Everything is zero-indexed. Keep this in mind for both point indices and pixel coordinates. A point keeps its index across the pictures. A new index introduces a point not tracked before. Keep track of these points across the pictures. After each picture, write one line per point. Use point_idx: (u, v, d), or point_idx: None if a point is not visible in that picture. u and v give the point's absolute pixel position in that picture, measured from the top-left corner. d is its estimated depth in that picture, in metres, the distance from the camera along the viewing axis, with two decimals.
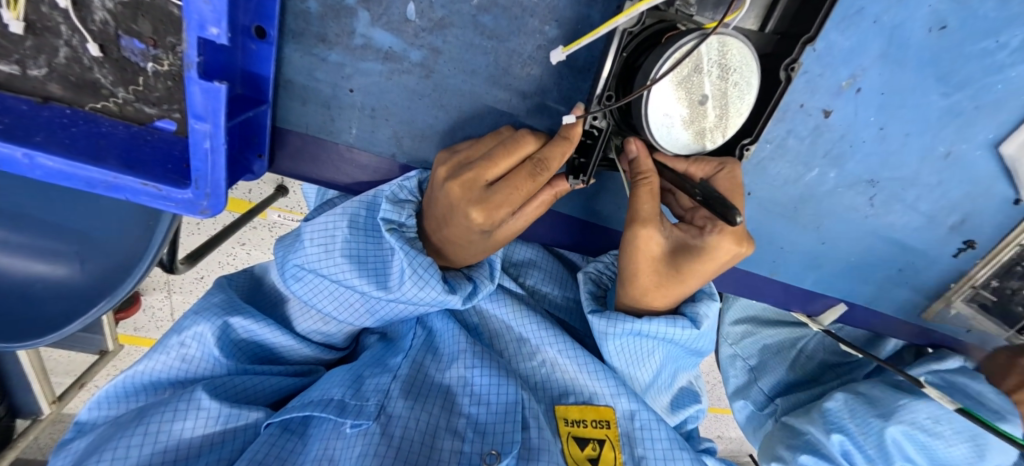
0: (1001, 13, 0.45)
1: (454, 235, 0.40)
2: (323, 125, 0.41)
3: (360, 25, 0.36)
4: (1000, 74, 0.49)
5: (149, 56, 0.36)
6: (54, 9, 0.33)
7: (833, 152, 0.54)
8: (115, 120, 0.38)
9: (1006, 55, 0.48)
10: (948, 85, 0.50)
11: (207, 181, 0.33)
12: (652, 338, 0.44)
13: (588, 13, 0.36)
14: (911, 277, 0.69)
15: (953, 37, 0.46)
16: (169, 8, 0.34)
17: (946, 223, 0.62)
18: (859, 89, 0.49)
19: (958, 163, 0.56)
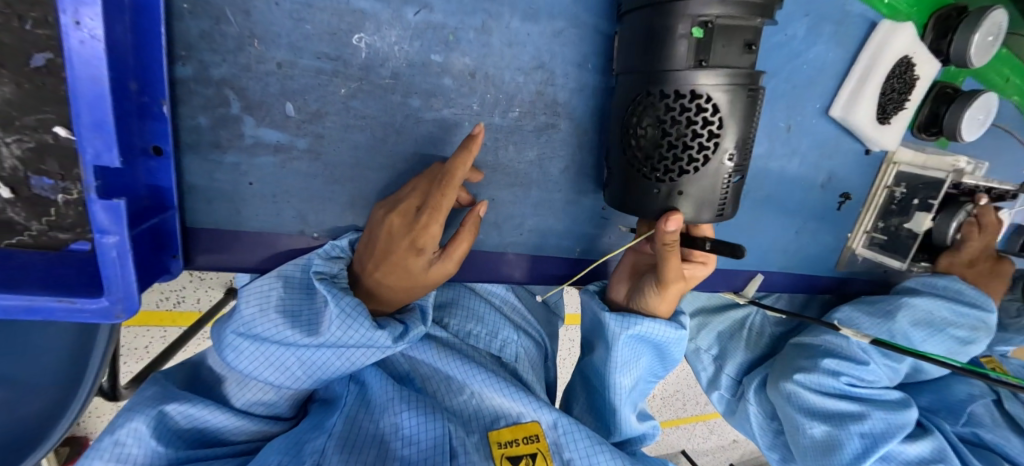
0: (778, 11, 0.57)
1: (388, 273, 0.43)
2: (230, 217, 0.46)
3: (248, 127, 0.42)
4: (801, 55, 0.61)
5: (59, 188, 0.40)
6: None
7: None
8: (30, 250, 0.41)
9: (799, 42, 0.60)
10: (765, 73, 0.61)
11: (118, 286, 0.36)
12: (650, 340, 0.54)
13: (440, 81, 0.46)
14: (806, 237, 0.78)
15: None
16: (73, 146, 0.39)
17: (819, 180, 0.73)
18: None
19: (802, 130, 0.67)
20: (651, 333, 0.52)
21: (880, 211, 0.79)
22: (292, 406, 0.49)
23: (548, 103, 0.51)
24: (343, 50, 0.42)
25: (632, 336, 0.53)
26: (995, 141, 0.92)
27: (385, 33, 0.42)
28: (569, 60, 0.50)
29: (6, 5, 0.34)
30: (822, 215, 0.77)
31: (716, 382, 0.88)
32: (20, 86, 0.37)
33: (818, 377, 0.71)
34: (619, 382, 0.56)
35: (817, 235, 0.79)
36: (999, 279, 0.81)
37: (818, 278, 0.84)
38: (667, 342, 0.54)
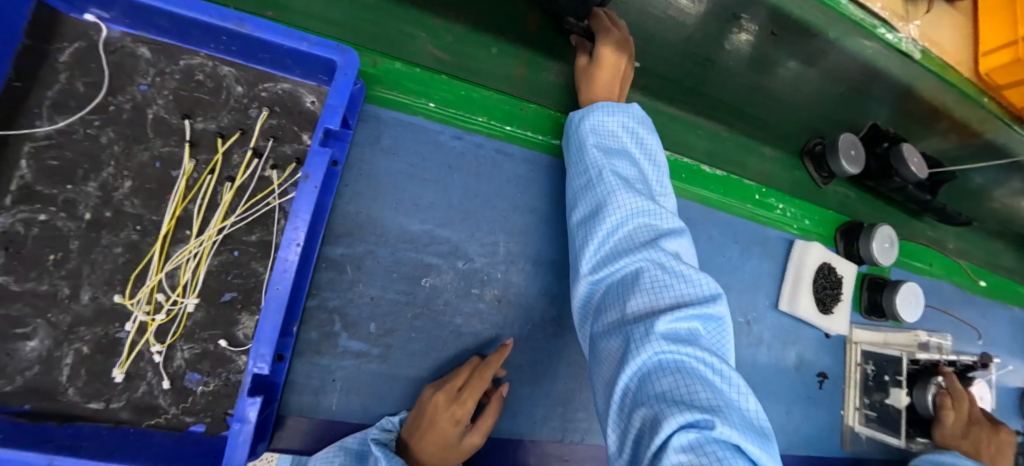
0: (714, 246, 0.81)
1: (428, 445, 0.54)
2: (310, 406, 0.59)
3: (342, 339, 0.60)
4: (741, 272, 0.82)
5: (202, 381, 0.55)
6: (149, 363, 0.55)
7: None
8: (161, 431, 0.53)
9: (736, 263, 0.82)
10: (717, 286, 0.80)
11: (232, 460, 0.49)
12: (614, 145, 0.63)
13: (477, 305, 0.66)
14: (798, 419, 0.85)
15: (698, 264, 0.79)
16: (224, 352, 0.56)
17: (790, 365, 0.86)
18: None
19: (760, 326, 0.83)
20: (608, 130, 0.63)
21: (861, 388, 0.90)
22: None
23: (554, 316, 0.69)
24: (415, 287, 0.63)
25: (594, 131, 0.64)
26: (945, 332, 1.06)
27: (443, 276, 0.64)
28: (566, 287, 0.71)
29: (221, 267, 0.56)
30: (803, 400, 0.86)
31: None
32: (208, 313, 0.56)
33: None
34: (612, 216, 0.56)
35: (807, 416, 0.87)
36: (1003, 444, 0.84)
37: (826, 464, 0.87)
38: (625, 127, 0.63)
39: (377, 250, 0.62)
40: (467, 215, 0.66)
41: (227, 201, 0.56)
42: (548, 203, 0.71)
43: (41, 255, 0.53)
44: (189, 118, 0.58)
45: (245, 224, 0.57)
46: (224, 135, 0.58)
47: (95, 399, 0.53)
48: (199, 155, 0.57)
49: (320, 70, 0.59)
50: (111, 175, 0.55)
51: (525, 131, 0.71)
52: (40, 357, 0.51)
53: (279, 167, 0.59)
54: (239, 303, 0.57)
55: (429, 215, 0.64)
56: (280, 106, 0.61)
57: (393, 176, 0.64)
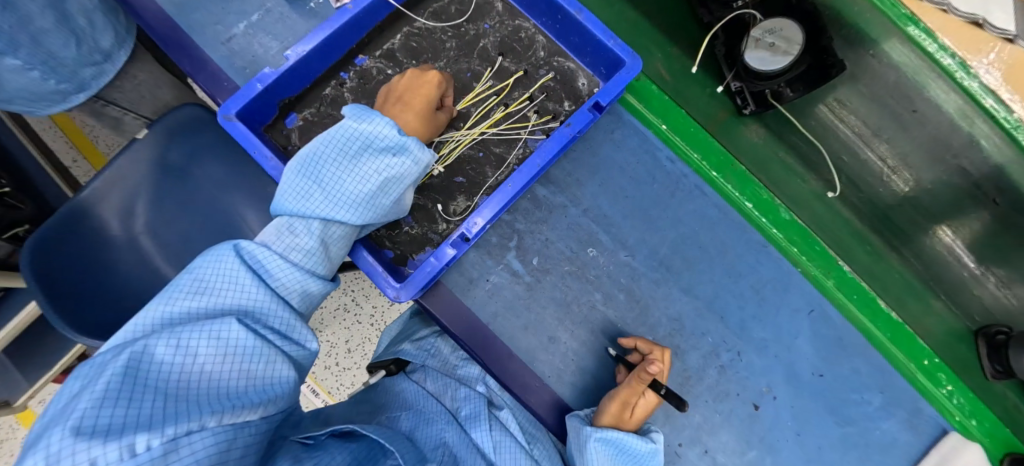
0: (855, 380, 0.76)
1: (390, 115, 0.61)
2: (461, 289, 0.71)
3: (509, 255, 0.72)
4: (874, 424, 0.76)
5: (410, 224, 0.71)
6: None
7: (764, 439, 0.73)
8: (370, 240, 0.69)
9: (872, 411, 0.76)
10: (839, 419, 0.75)
11: (413, 282, 0.62)
12: (625, 449, 0.61)
13: (617, 292, 0.73)
14: None
15: (829, 385, 0.75)
16: (434, 214, 0.71)
17: None
18: (774, 396, 0.74)
19: None
20: (627, 440, 0.60)
21: None
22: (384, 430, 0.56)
23: (673, 343, 0.73)
24: (581, 250, 0.73)
25: (608, 446, 0.59)
26: None
27: (605, 255, 0.73)
28: (697, 326, 0.74)
29: (466, 158, 0.73)
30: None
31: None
32: (441, 182, 0.72)
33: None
34: (614, 432, 0.60)
35: None
36: None
37: None
38: (634, 444, 0.61)
39: (570, 208, 0.74)
40: (647, 219, 0.75)
41: (496, 117, 0.74)
42: (717, 250, 0.76)
43: (373, 94, 0.75)
44: (502, 56, 0.77)
45: (498, 140, 0.74)
46: (517, 77, 0.76)
47: None
48: (495, 81, 0.76)
49: (604, 64, 0.75)
50: (440, 68, 0.76)
51: (727, 184, 0.77)
52: None
53: (538, 114, 0.75)
54: (462, 188, 0.72)
55: (620, 204, 0.75)
56: (561, 75, 0.77)
57: (608, 161, 0.76)
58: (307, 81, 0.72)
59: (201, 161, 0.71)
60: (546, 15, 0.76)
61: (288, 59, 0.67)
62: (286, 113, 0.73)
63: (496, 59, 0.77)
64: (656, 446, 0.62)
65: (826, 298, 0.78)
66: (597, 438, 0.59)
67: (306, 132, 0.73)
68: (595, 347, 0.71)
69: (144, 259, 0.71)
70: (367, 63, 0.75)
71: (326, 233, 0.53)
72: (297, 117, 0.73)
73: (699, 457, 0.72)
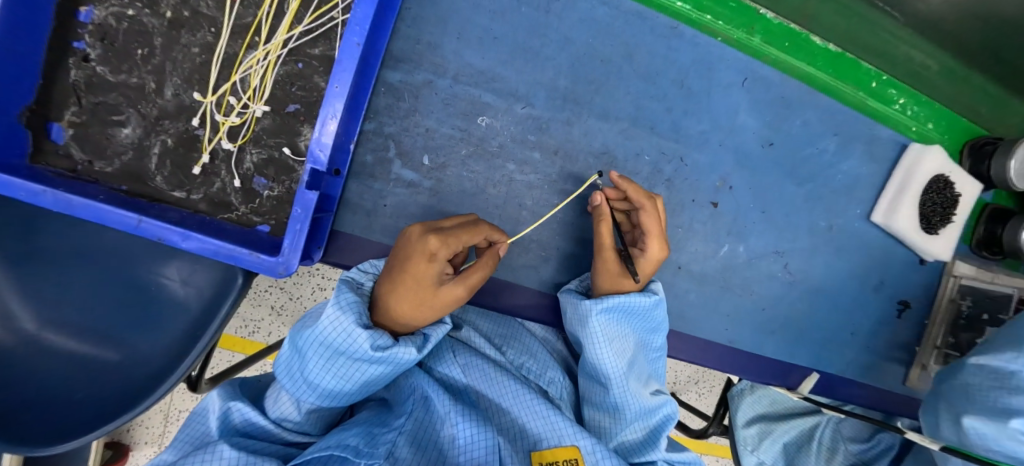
0: (807, 132, 0.70)
1: (401, 312, 0.46)
2: (362, 228, 0.60)
3: (395, 167, 0.60)
4: (836, 168, 0.71)
5: (267, 186, 0.57)
6: (222, 162, 0.57)
7: (732, 230, 0.69)
8: (232, 226, 0.56)
9: (830, 157, 0.71)
10: (799, 179, 0.71)
11: (291, 250, 0.51)
12: (631, 312, 0.55)
13: (530, 153, 0.63)
14: (865, 340, 0.77)
15: (781, 150, 0.69)
16: (289, 161, 0.57)
17: (870, 283, 0.76)
18: (730, 187, 0.68)
19: (842, 232, 0.73)
20: (633, 302, 0.53)
21: (949, 326, 0.75)
22: (321, 427, 0.50)
23: (610, 181, 0.64)
24: (471, 125, 0.61)
25: (609, 311, 0.54)
26: None
27: (500, 118, 0.62)
28: (629, 150, 0.65)
29: (285, 76, 0.57)
30: (880, 326, 0.77)
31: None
32: (275, 121, 0.57)
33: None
34: (618, 299, 0.53)
35: (878, 342, 0.77)
36: None
37: (890, 396, 0.78)
38: (640, 305, 0.54)
39: (436, 82, 0.60)
40: (528, 55, 0.62)
41: (293, 9, 0.56)
42: (622, 55, 0.64)
43: (131, 50, 0.55)
44: None
45: (311, 37, 0.57)
46: None
47: (178, 189, 0.56)
48: None
49: None
50: None
51: None
52: (135, 144, 0.56)
53: None
54: (302, 117, 0.58)
55: (492, 50, 0.61)
56: None
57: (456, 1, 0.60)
58: (36, 72, 0.52)
59: None
60: None
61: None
62: (43, 126, 0.54)
63: None
64: (658, 297, 0.55)
65: (756, 58, 0.68)
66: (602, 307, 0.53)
67: (85, 138, 0.55)
68: (531, 220, 0.64)
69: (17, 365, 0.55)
70: (96, 14, 0.54)
71: (352, 381, 0.45)
72: (62, 125, 0.55)
73: (674, 276, 0.68)
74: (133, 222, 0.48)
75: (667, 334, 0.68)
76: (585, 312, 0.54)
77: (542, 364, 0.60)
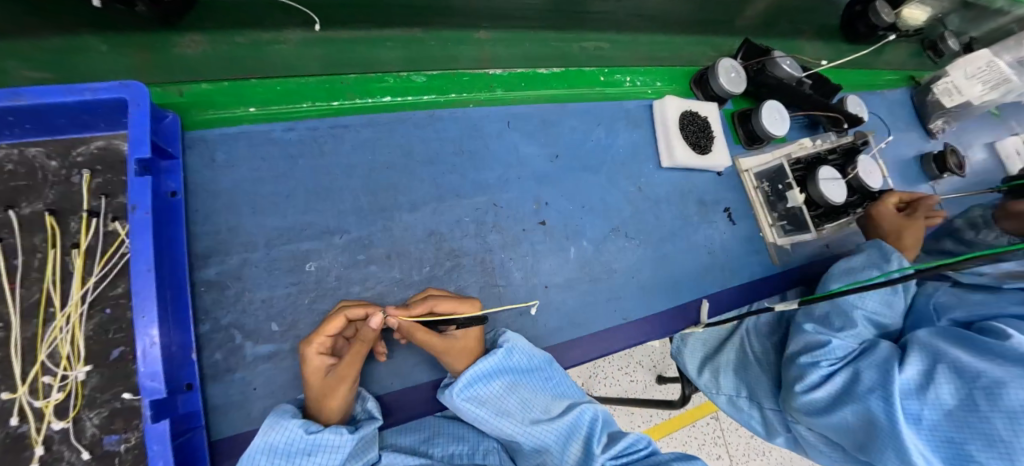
0: (578, 134, 0.85)
1: (315, 404, 0.54)
2: (241, 421, 0.59)
3: (249, 348, 0.61)
4: (615, 147, 0.86)
5: (121, 439, 0.55)
6: (61, 444, 0.54)
7: (569, 233, 0.79)
8: None
9: (606, 142, 0.86)
10: (594, 168, 0.84)
11: None
12: (495, 371, 0.61)
13: (368, 269, 0.68)
14: (721, 256, 0.89)
15: (567, 157, 0.83)
16: (134, 403, 0.56)
17: (695, 212, 0.90)
18: (546, 202, 0.79)
19: (651, 188, 0.87)
20: (485, 366, 0.60)
21: (767, 205, 0.93)
22: None
23: (449, 252, 0.71)
24: (302, 275, 0.65)
25: (471, 387, 0.59)
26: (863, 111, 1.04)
27: (326, 255, 0.66)
28: (449, 221, 0.73)
29: (97, 327, 0.57)
30: (723, 239, 0.91)
31: (771, 427, 0.80)
32: (104, 373, 0.56)
33: (824, 347, 0.68)
34: (477, 369, 0.59)
35: (729, 251, 0.90)
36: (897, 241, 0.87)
37: (765, 285, 0.90)
38: (496, 362, 0.61)
39: (251, 256, 0.64)
40: (324, 193, 0.69)
41: (79, 265, 0.57)
42: (403, 154, 0.73)
43: None
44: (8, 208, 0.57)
45: (108, 281, 0.58)
46: (53, 211, 0.58)
47: None
48: (34, 237, 0.58)
49: (117, 116, 0.60)
50: None
51: (354, 99, 0.73)
52: None
53: (120, 217, 0.60)
54: (132, 355, 0.57)
55: (291, 205, 0.67)
56: (102, 163, 0.62)
57: (238, 184, 0.66)
58: None
59: None
60: (8, 127, 0.57)
61: None
62: None
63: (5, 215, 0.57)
64: (506, 344, 0.62)
65: (507, 104, 0.82)
66: (463, 387, 0.58)
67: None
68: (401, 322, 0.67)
69: None
70: None
71: None
72: None
73: (547, 295, 0.75)
74: None
75: (567, 345, 0.74)
76: (452, 402, 0.58)
77: (468, 441, 0.63)
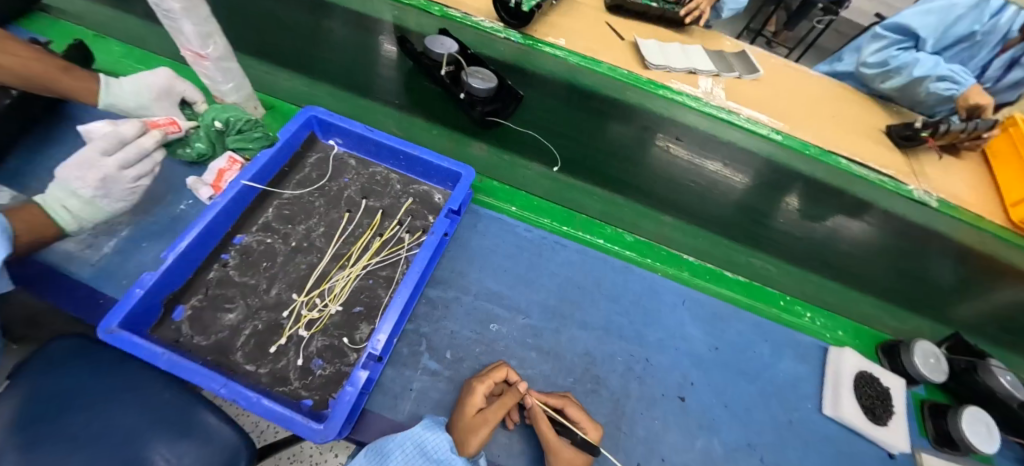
0: (744, 342, 0.90)
1: (457, 433, 0.64)
2: (389, 407, 0.73)
3: (424, 358, 0.78)
4: (776, 371, 0.88)
5: (322, 366, 0.73)
6: (292, 346, 0.74)
7: (702, 423, 0.80)
8: (284, 396, 0.69)
9: (769, 362, 0.89)
10: (748, 378, 0.87)
11: (334, 418, 0.63)
12: None
13: (529, 352, 0.81)
14: None
15: (726, 354, 0.88)
16: (343, 348, 0.75)
17: None
18: (692, 383, 0.84)
19: (802, 429, 0.84)
20: None
21: None
22: None
23: (593, 375, 0.81)
24: (485, 328, 0.82)
25: None
26: None
27: (507, 324, 0.83)
28: (605, 351, 0.83)
29: (358, 287, 0.81)
30: None
31: None
32: (342, 317, 0.78)
33: None
34: None
35: None
36: None
37: None
38: None
39: (461, 297, 0.84)
40: (528, 281, 0.88)
41: (374, 246, 0.84)
42: (594, 284, 0.90)
43: (259, 263, 0.81)
44: (365, 199, 0.91)
45: (381, 263, 0.84)
46: (383, 210, 0.90)
47: (251, 362, 0.72)
48: (363, 218, 0.89)
49: (448, 179, 0.92)
50: (315, 224, 0.86)
51: (578, 232, 0.96)
52: (233, 326, 0.75)
53: (410, 231, 0.88)
54: (362, 316, 0.78)
55: (503, 278, 0.88)
56: (420, 197, 0.92)
57: (481, 248, 0.90)
58: (190, 271, 0.76)
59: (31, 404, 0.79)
60: (394, 158, 0.94)
61: (170, 256, 0.73)
62: (173, 307, 0.74)
63: (361, 201, 0.90)
64: None
65: (688, 287, 0.94)
66: None
67: (196, 319, 0.75)
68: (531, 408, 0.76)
69: None
70: (247, 239, 0.83)
71: None
72: (185, 307, 0.75)
73: None
74: (222, 383, 0.63)
75: None
76: None
77: None
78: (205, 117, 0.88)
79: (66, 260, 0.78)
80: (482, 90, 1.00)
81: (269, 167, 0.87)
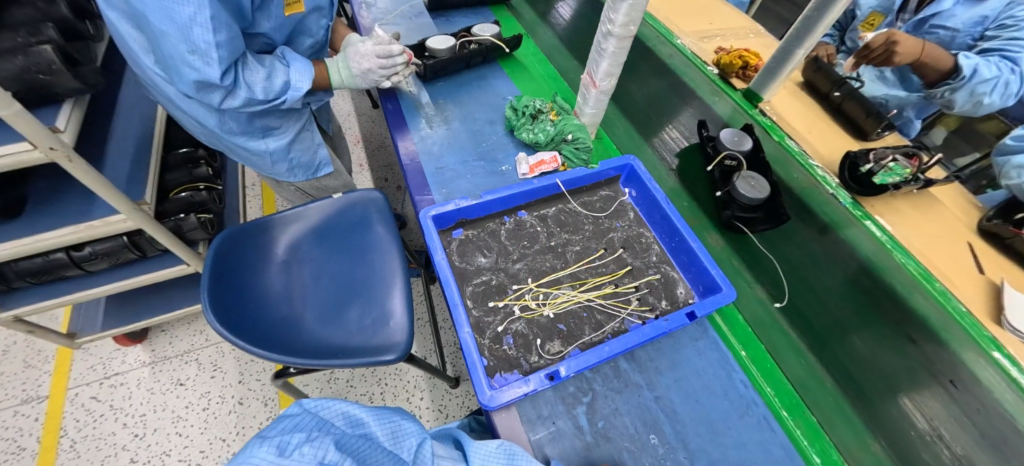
0: None
1: None
2: (531, 421, 0.78)
3: (580, 409, 0.80)
4: None
5: (510, 345, 0.82)
6: (502, 312, 0.86)
7: None
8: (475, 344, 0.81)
9: None
10: None
11: (498, 395, 0.73)
12: None
13: None
14: None
15: None
16: (531, 345, 0.83)
17: None
18: None
19: None
20: None
21: None
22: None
23: None
24: (645, 432, 0.79)
25: None
26: None
27: (666, 447, 0.78)
28: None
29: (573, 311, 0.88)
30: None
31: None
32: (545, 323, 0.86)
33: None
34: None
35: None
36: None
37: None
38: None
39: (642, 389, 0.84)
40: (712, 429, 0.81)
41: (605, 291, 0.90)
42: None
43: (521, 240, 0.96)
44: (623, 249, 0.97)
45: (599, 307, 0.89)
46: (631, 268, 0.95)
47: (472, 302, 0.87)
48: (611, 261, 0.95)
49: (702, 284, 0.91)
50: (574, 240, 0.98)
51: (796, 429, 0.82)
52: (479, 268, 0.92)
53: (638, 299, 0.90)
54: (559, 334, 0.85)
55: (690, 404, 0.83)
56: (666, 280, 0.93)
57: (687, 363, 0.87)
58: (483, 213, 0.97)
59: (357, 229, 1.26)
60: (667, 235, 0.98)
61: (483, 198, 0.95)
62: (457, 227, 0.96)
63: (619, 248, 0.97)
64: None
65: None
66: None
67: (463, 245, 0.94)
68: None
69: (313, 278, 1.20)
70: (526, 218, 1.00)
71: None
72: (463, 232, 0.96)
73: None
74: (455, 304, 0.81)
75: None
76: None
77: None
78: (562, 124, 1.08)
79: (424, 153, 1.12)
80: (742, 197, 1.03)
81: (576, 180, 1.03)
